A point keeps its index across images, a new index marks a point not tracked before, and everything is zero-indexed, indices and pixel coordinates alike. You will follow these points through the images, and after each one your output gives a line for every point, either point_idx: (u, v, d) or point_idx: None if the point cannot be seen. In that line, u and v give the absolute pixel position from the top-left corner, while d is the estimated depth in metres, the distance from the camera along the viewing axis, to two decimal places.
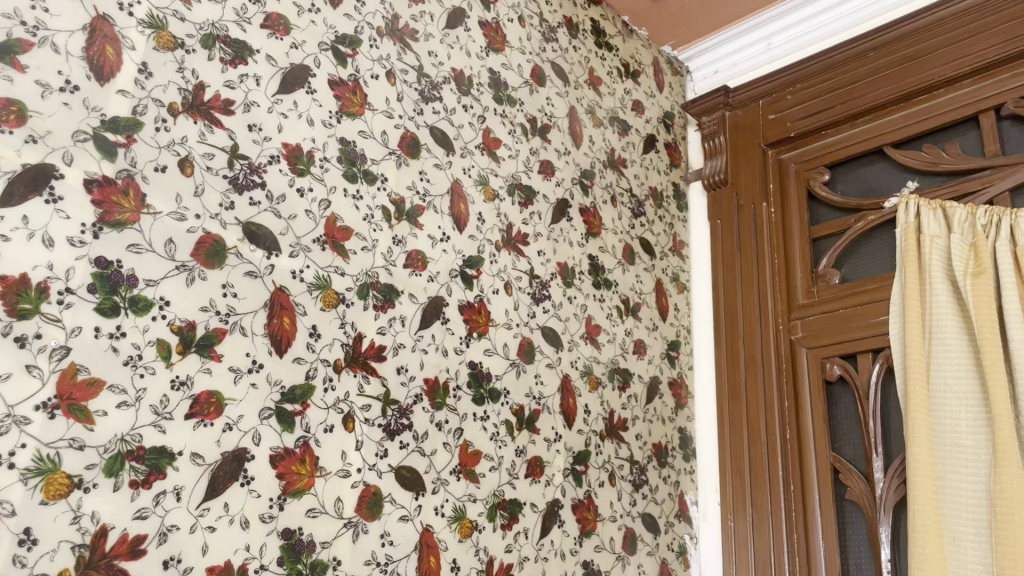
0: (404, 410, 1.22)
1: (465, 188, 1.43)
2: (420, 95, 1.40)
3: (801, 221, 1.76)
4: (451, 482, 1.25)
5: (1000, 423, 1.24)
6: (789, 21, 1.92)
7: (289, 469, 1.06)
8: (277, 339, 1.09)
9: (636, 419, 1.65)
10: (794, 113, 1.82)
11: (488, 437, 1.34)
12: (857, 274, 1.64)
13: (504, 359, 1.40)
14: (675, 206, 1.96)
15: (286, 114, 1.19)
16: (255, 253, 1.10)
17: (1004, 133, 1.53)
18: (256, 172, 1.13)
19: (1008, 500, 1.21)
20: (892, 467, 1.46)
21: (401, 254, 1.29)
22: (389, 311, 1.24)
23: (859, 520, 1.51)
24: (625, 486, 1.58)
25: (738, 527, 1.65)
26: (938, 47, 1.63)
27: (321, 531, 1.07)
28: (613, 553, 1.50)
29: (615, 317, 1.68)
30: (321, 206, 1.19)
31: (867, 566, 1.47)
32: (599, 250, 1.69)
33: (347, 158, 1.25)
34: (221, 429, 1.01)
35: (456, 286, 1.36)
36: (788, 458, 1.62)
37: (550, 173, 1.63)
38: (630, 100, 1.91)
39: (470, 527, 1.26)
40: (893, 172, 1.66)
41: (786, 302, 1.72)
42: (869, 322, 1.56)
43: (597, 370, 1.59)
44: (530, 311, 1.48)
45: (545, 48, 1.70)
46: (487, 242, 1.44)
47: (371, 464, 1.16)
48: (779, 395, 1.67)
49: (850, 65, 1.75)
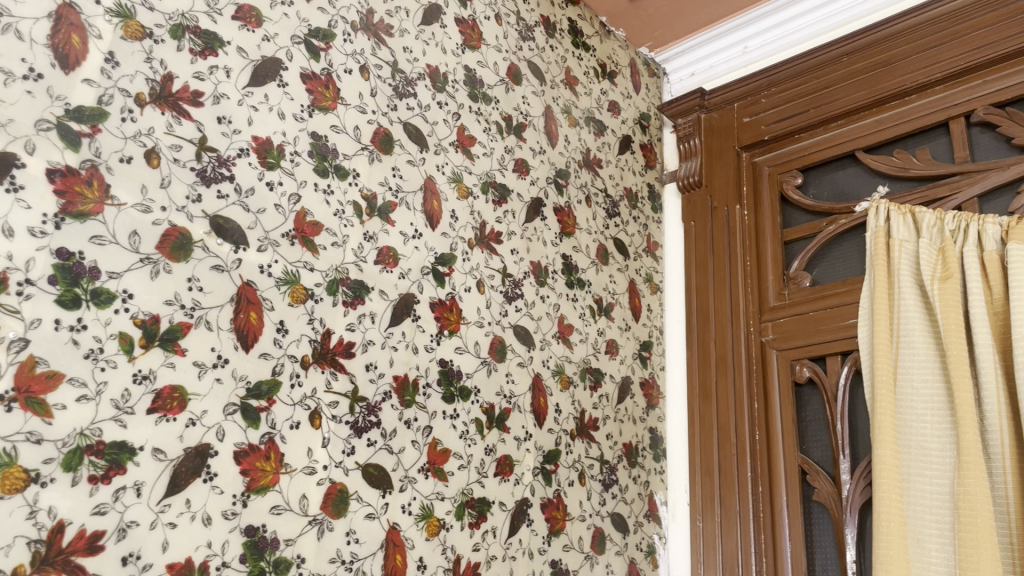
0: (372, 407, 1.21)
1: (438, 185, 1.42)
2: (394, 91, 1.39)
3: (773, 224, 1.77)
4: (419, 480, 1.25)
5: (965, 427, 1.25)
6: (764, 25, 1.93)
7: (253, 465, 1.05)
8: (243, 335, 1.08)
9: (607, 418, 1.65)
10: (768, 116, 1.83)
11: (458, 435, 1.33)
12: (828, 277, 1.65)
13: (474, 357, 1.40)
14: (650, 207, 1.97)
15: (256, 107, 1.17)
16: (221, 246, 1.08)
17: (974, 139, 1.54)
18: (225, 165, 1.12)
19: (971, 502, 1.21)
20: (858, 469, 1.47)
21: (372, 250, 1.28)
22: (358, 307, 1.23)
23: (826, 521, 1.52)
24: (594, 485, 1.58)
25: (707, 528, 1.65)
26: (910, 54, 1.64)
27: (285, 528, 1.06)
28: (581, 552, 1.50)
29: (588, 317, 1.68)
30: (291, 200, 1.18)
31: (833, 567, 1.48)
32: (573, 250, 1.69)
33: (318, 153, 1.24)
34: (184, 425, 0.99)
35: (428, 283, 1.35)
36: (757, 459, 1.63)
37: (525, 171, 1.62)
38: (606, 100, 1.91)
39: (437, 525, 1.26)
40: (865, 177, 1.68)
41: (757, 304, 1.73)
42: (838, 325, 1.57)
43: (569, 369, 1.59)
44: (502, 310, 1.48)
45: (521, 47, 1.70)
46: (460, 240, 1.43)
47: (338, 461, 1.15)
48: (749, 397, 1.68)
49: (823, 70, 1.77)
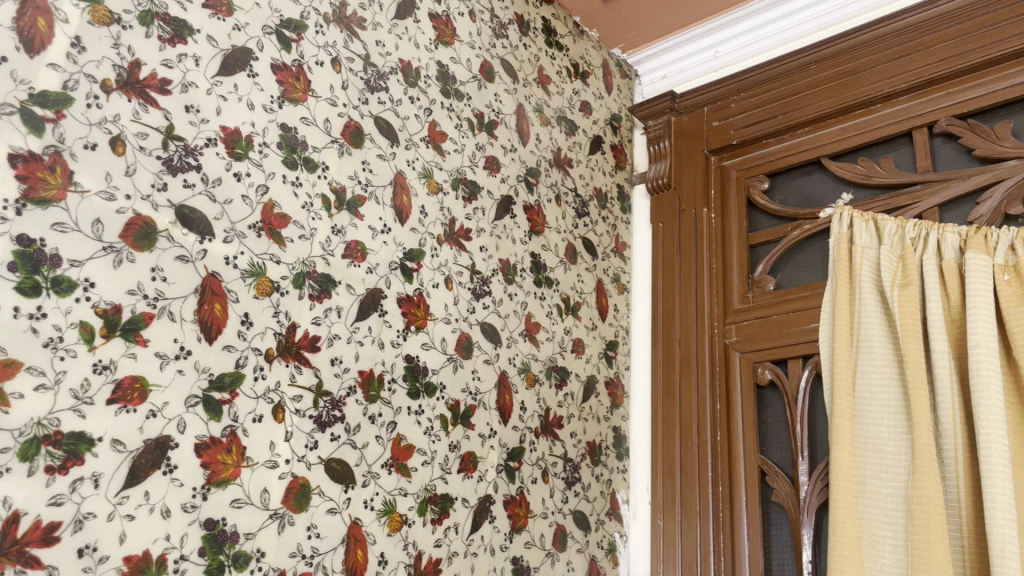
0: (336, 401, 1.21)
1: (408, 180, 1.42)
2: (366, 85, 1.38)
3: (739, 227, 1.79)
4: (381, 476, 1.25)
5: (920, 431, 1.27)
6: (736, 30, 1.95)
7: (214, 458, 1.04)
8: (206, 326, 1.07)
9: (571, 416, 1.66)
10: (736, 121, 1.86)
11: (422, 431, 1.33)
12: (791, 281, 1.68)
13: (441, 353, 1.40)
14: (619, 208, 1.98)
15: (225, 97, 1.16)
16: (187, 237, 1.07)
17: (936, 149, 1.58)
18: (192, 155, 1.10)
19: (924, 505, 1.23)
20: (816, 470, 1.50)
21: (339, 244, 1.27)
22: (325, 301, 1.23)
23: (784, 521, 1.55)
24: (557, 483, 1.59)
25: (667, 526, 1.67)
26: (877, 63, 1.67)
27: (245, 522, 1.06)
28: (542, 550, 1.51)
29: (555, 316, 1.68)
30: (258, 191, 1.17)
31: (789, 567, 1.51)
32: (542, 248, 1.70)
33: (288, 145, 1.23)
34: (144, 417, 0.98)
35: (395, 279, 1.35)
36: (717, 459, 1.65)
37: (495, 169, 1.62)
38: (578, 100, 1.92)
39: (399, 521, 1.26)
40: (829, 183, 1.70)
41: (722, 306, 1.75)
42: (799, 329, 1.59)
43: (535, 367, 1.60)
44: (469, 306, 1.48)
45: (494, 44, 1.70)
46: (429, 236, 1.43)
47: (301, 455, 1.14)
48: (712, 397, 1.70)
49: (792, 77, 1.79)
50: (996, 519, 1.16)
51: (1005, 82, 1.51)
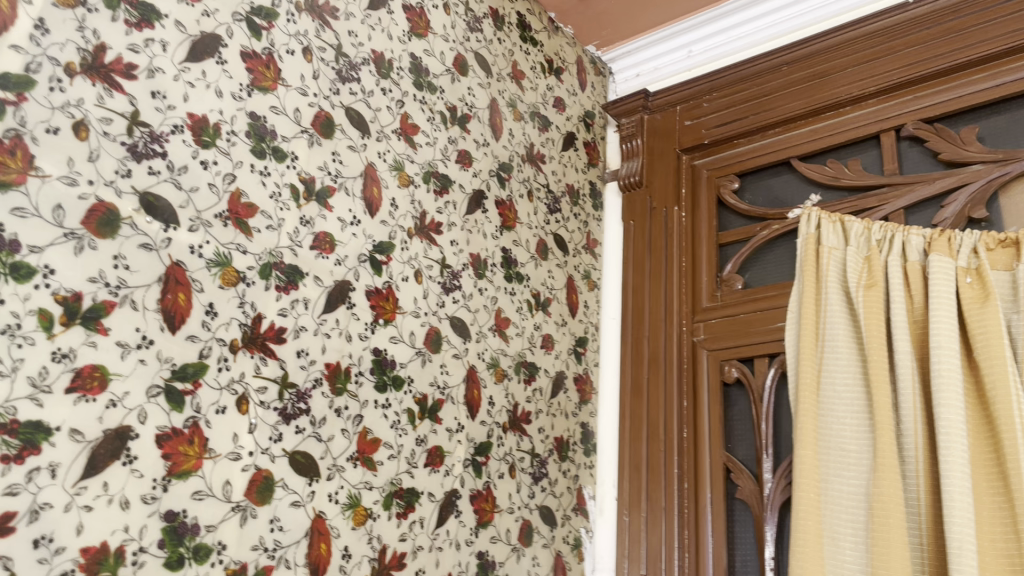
0: (302, 394, 1.20)
1: (379, 172, 1.41)
2: (337, 75, 1.37)
3: (709, 226, 1.81)
4: (347, 469, 1.24)
5: (882, 430, 1.28)
6: (709, 30, 1.96)
7: (176, 449, 1.03)
8: (169, 316, 1.05)
9: (539, 412, 1.66)
10: (708, 121, 1.87)
11: (389, 424, 1.32)
12: (759, 281, 1.70)
13: (409, 347, 1.39)
14: (591, 205, 1.98)
15: (193, 84, 1.15)
16: (151, 225, 1.06)
17: (903, 152, 1.60)
18: (157, 142, 1.09)
19: (885, 503, 1.24)
20: (780, 468, 1.51)
21: (308, 235, 1.26)
22: (291, 293, 1.21)
23: (747, 518, 1.56)
24: (524, 478, 1.59)
25: (633, 522, 1.68)
26: (848, 66, 1.69)
27: (206, 514, 1.04)
28: (508, 544, 1.51)
29: (525, 311, 1.68)
30: (225, 180, 1.16)
31: (752, 563, 1.52)
32: (513, 243, 1.69)
33: (256, 134, 1.22)
34: (104, 406, 0.97)
35: (365, 271, 1.34)
36: (683, 455, 1.66)
37: (467, 163, 1.62)
38: (552, 96, 1.92)
39: (364, 515, 1.25)
40: (798, 184, 1.72)
41: (690, 304, 1.76)
42: (766, 328, 1.61)
43: (503, 362, 1.60)
44: (439, 300, 1.48)
45: (468, 38, 1.69)
46: (399, 228, 1.42)
47: (264, 448, 1.13)
48: (679, 394, 1.71)
49: (763, 78, 1.81)
50: (954, 517, 1.18)
51: (972, 87, 1.54)
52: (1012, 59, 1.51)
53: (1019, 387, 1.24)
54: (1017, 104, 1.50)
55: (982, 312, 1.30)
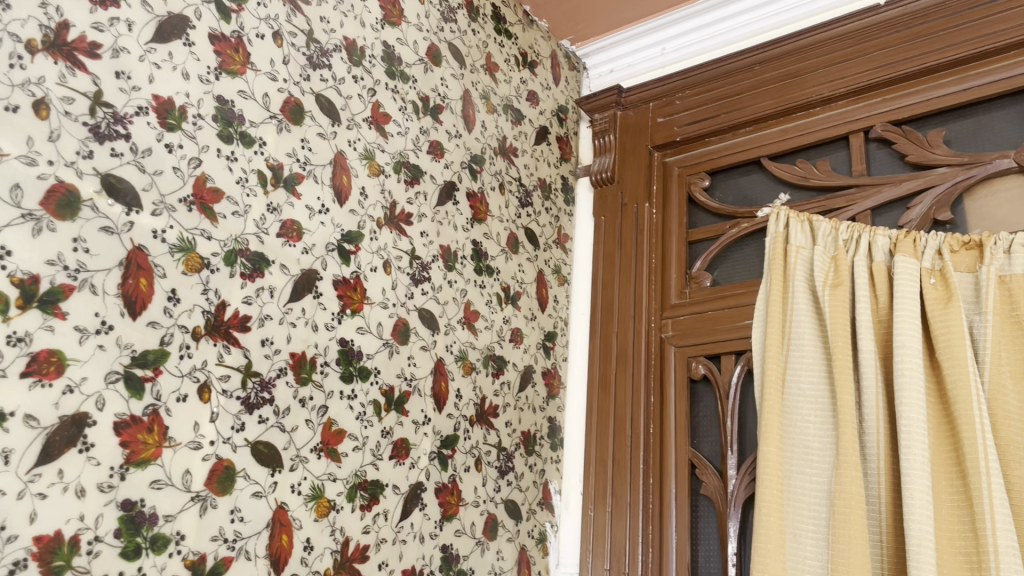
0: (265, 383, 1.18)
1: (349, 160, 1.39)
2: (308, 61, 1.35)
3: (679, 223, 1.81)
4: (310, 460, 1.22)
5: (845, 428, 1.30)
6: (683, 28, 1.96)
7: (134, 437, 1.01)
8: (130, 301, 1.03)
9: (507, 406, 1.66)
10: (680, 118, 1.87)
11: (354, 416, 1.31)
12: (727, 279, 1.71)
13: (376, 338, 1.38)
14: (562, 199, 1.98)
15: (159, 65, 1.12)
16: (112, 207, 1.03)
17: (871, 154, 1.61)
18: (121, 123, 1.06)
19: (846, 500, 1.25)
20: (744, 464, 1.52)
21: (274, 223, 1.24)
22: (256, 281, 1.20)
23: (711, 514, 1.57)
24: (490, 472, 1.58)
25: (597, 517, 1.68)
26: (819, 67, 1.70)
27: (165, 504, 1.02)
28: (472, 538, 1.50)
29: (494, 305, 1.68)
30: (190, 164, 1.14)
31: (714, 559, 1.53)
32: (483, 236, 1.69)
33: (223, 118, 1.20)
34: (60, 392, 0.94)
35: (332, 261, 1.32)
36: (649, 450, 1.67)
37: (439, 154, 1.61)
38: (525, 90, 1.91)
39: (327, 506, 1.23)
40: (768, 184, 1.73)
41: (659, 300, 1.77)
42: (733, 325, 1.62)
43: (472, 355, 1.59)
44: (407, 292, 1.46)
45: (442, 28, 1.68)
46: (368, 218, 1.41)
47: (226, 437, 1.11)
48: (646, 390, 1.71)
49: (736, 76, 1.81)
50: (914, 515, 1.19)
51: (939, 90, 1.56)
52: (979, 64, 1.53)
53: (979, 387, 1.26)
54: (983, 109, 1.52)
55: (945, 313, 1.31)
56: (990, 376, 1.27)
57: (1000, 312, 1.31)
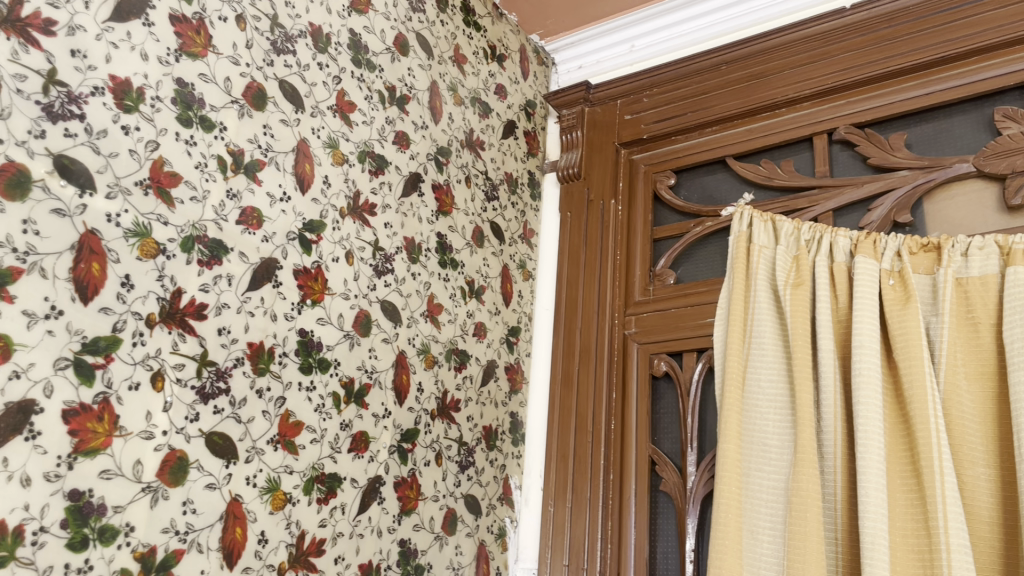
0: (221, 373, 1.16)
1: (312, 148, 1.37)
2: (271, 46, 1.33)
3: (645, 221, 1.82)
4: (267, 452, 1.20)
5: (803, 426, 1.31)
6: (652, 26, 1.97)
7: (83, 426, 0.98)
8: (82, 286, 1.00)
9: (468, 400, 1.65)
10: (647, 116, 1.88)
11: (313, 408, 1.29)
12: (690, 276, 1.72)
13: (337, 330, 1.36)
14: (529, 194, 1.97)
15: (117, 45, 1.09)
16: (65, 189, 1.00)
17: (834, 156, 1.63)
18: (75, 103, 1.03)
19: (803, 498, 1.26)
20: (703, 461, 1.53)
21: (234, 209, 1.22)
22: (214, 268, 1.17)
23: (670, 511, 1.58)
24: (451, 466, 1.57)
25: (557, 512, 1.68)
26: (785, 68, 1.72)
27: (114, 494, 1.00)
28: (431, 533, 1.49)
29: (458, 298, 1.67)
30: (147, 147, 1.11)
31: (673, 555, 1.54)
32: (448, 229, 1.67)
33: (182, 101, 1.17)
34: (6, 378, 0.91)
35: (293, 250, 1.30)
36: (610, 447, 1.67)
37: (405, 145, 1.59)
38: (493, 83, 1.90)
39: (283, 499, 1.21)
40: (733, 183, 1.75)
41: (623, 297, 1.77)
42: (695, 323, 1.63)
43: (434, 349, 1.58)
44: (370, 283, 1.44)
45: (410, 18, 1.66)
46: (331, 208, 1.39)
47: (179, 427, 1.09)
48: (608, 386, 1.71)
49: (703, 76, 1.82)
50: (869, 513, 1.21)
51: (902, 94, 1.58)
52: (941, 69, 1.55)
53: (935, 387, 1.27)
54: (944, 113, 1.54)
55: (903, 314, 1.33)
56: (946, 377, 1.29)
57: (956, 314, 1.33)
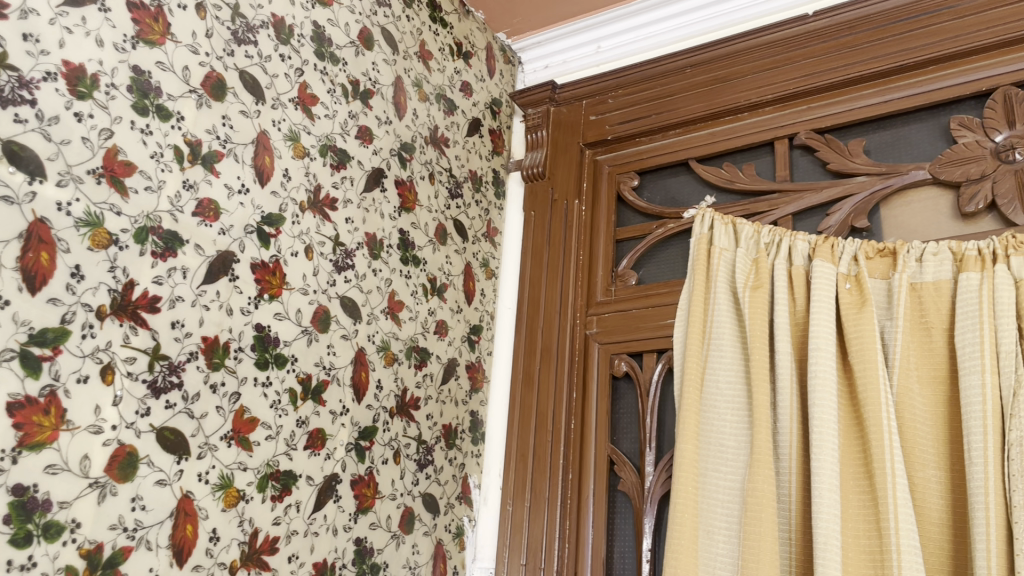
0: (174, 367, 1.14)
1: (272, 141, 1.36)
2: (232, 36, 1.31)
3: (608, 221, 1.82)
4: (219, 448, 1.18)
5: (760, 427, 1.32)
6: (618, 27, 1.98)
7: (28, 419, 0.95)
8: (30, 276, 0.97)
9: (428, 398, 1.64)
10: (612, 117, 1.88)
11: (268, 404, 1.27)
12: (652, 277, 1.73)
13: (295, 325, 1.34)
14: (493, 193, 1.97)
15: (71, 30, 1.07)
16: (13, 176, 0.98)
17: (795, 160, 1.65)
18: (26, 88, 1.00)
19: (758, 499, 1.27)
20: (661, 461, 1.54)
21: (190, 201, 1.20)
22: (169, 260, 1.15)
23: (628, 510, 1.58)
24: (409, 464, 1.56)
25: (515, 511, 1.67)
26: (748, 73, 1.73)
27: (60, 489, 0.97)
28: (388, 532, 1.48)
29: (420, 296, 1.66)
30: (101, 135, 1.08)
31: (630, 555, 1.54)
32: (411, 226, 1.66)
33: (138, 89, 1.14)
34: None
35: (250, 243, 1.28)
36: (570, 446, 1.67)
37: (368, 140, 1.58)
38: (459, 80, 1.89)
39: (236, 496, 1.19)
40: (695, 185, 1.76)
41: (585, 297, 1.77)
42: (656, 324, 1.64)
43: (394, 346, 1.57)
44: (329, 279, 1.43)
45: (375, 12, 1.65)
46: (291, 201, 1.37)
47: (129, 422, 1.07)
48: (569, 386, 1.71)
49: (668, 78, 1.83)
50: (822, 514, 1.22)
51: (861, 101, 1.60)
52: (899, 78, 1.58)
53: (889, 391, 1.29)
54: (902, 121, 1.57)
55: (859, 318, 1.35)
56: (899, 381, 1.31)
57: (910, 318, 1.35)
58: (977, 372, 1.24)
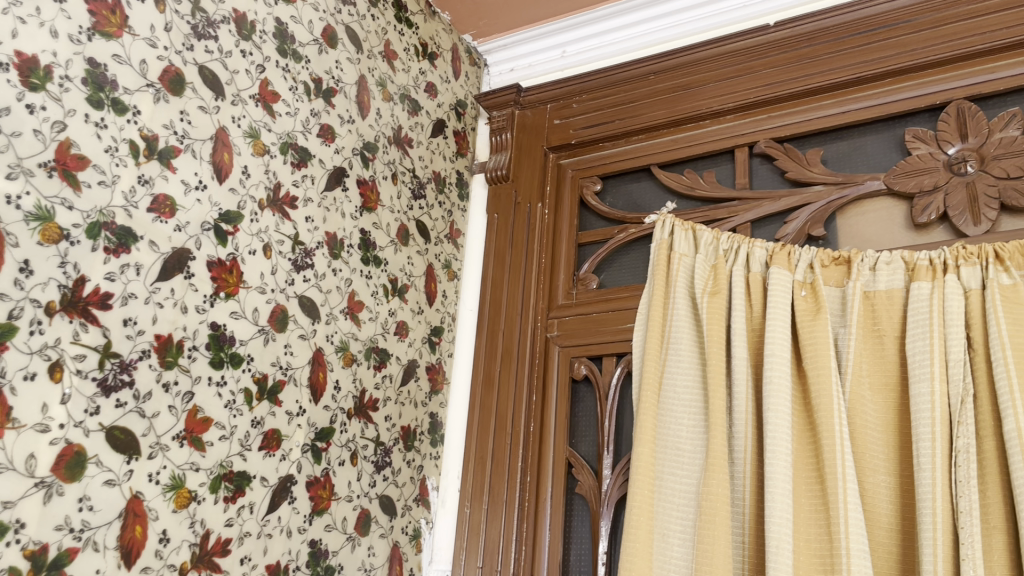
0: (125, 365, 1.11)
1: (231, 137, 1.34)
2: (192, 30, 1.29)
3: (570, 225, 1.83)
4: (171, 448, 1.16)
5: (715, 431, 1.33)
6: (584, 32, 1.99)
7: None
8: None
9: (387, 400, 1.63)
10: (577, 122, 1.89)
11: (223, 404, 1.26)
12: (613, 281, 1.74)
13: (251, 324, 1.33)
14: (456, 194, 1.97)
15: (24, 20, 1.04)
16: None
17: (754, 168, 1.68)
18: None
19: (712, 502, 1.28)
20: (618, 465, 1.55)
21: (145, 196, 1.18)
22: (121, 256, 1.13)
23: (585, 513, 1.59)
24: (366, 466, 1.55)
25: (473, 513, 1.67)
26: (710, 81, 1.75)
27: (3, 489, 0.95)
28: (343, 534, 1.46)
29: (380, 296, 1.65)
30: (53, 127, 1.06)
31: (586, 558, 1.55)
32: (373, 225, 1.65)
33: (93, 82, 1.12)
34: None
35: (207, 240, 1.27)
36: (528, 449, 1.67)
37: (330, 138, 1.56)
38: (424, 81, 1.89)
39: (187, 497, 1.18)
40: (657, 191, 1.77)
41: (547, 300, 1.78)
42: (616, 328, 1.65)
43: (353, 347, 1.56)
44: (288, 277, 1.41)
45: (340, 10, 1.64)
46: (249, 199, 1.36)
47: (78, 420, 1.05)
48: (528, 389, 1.72)
49: (631, 84, 1.85)
50: (773, 517, 1.24)
51: (819, 112, 1.63)
52: (856, 90, 1.61)
53: (841, 397, 1.31)
54: (858, 132, 1.60)
55: (813, 325, 1.37)
56: (851, 388, 1.33)
57: (863, 326, 1.37)
58: (927, 380, 1.26)
